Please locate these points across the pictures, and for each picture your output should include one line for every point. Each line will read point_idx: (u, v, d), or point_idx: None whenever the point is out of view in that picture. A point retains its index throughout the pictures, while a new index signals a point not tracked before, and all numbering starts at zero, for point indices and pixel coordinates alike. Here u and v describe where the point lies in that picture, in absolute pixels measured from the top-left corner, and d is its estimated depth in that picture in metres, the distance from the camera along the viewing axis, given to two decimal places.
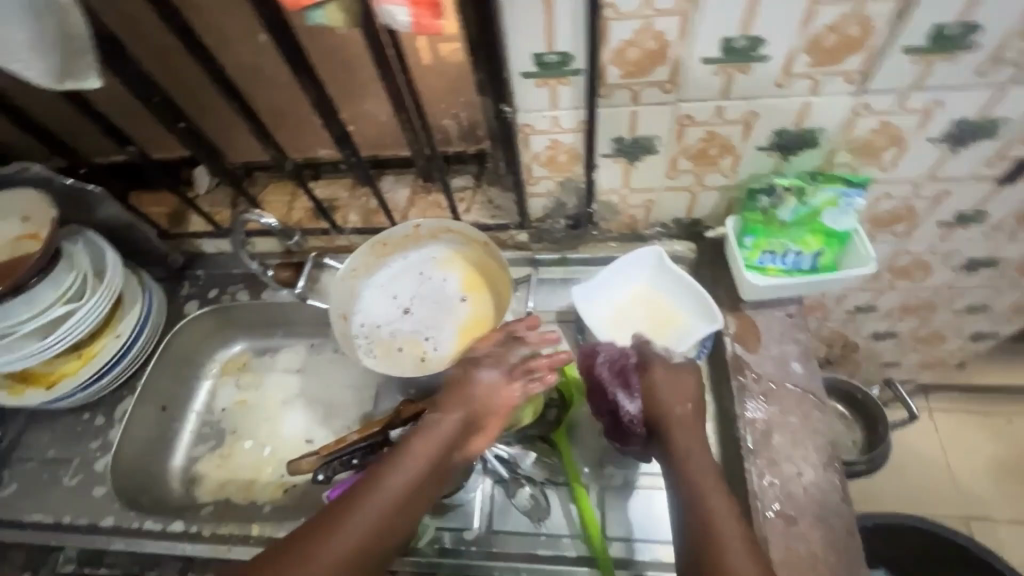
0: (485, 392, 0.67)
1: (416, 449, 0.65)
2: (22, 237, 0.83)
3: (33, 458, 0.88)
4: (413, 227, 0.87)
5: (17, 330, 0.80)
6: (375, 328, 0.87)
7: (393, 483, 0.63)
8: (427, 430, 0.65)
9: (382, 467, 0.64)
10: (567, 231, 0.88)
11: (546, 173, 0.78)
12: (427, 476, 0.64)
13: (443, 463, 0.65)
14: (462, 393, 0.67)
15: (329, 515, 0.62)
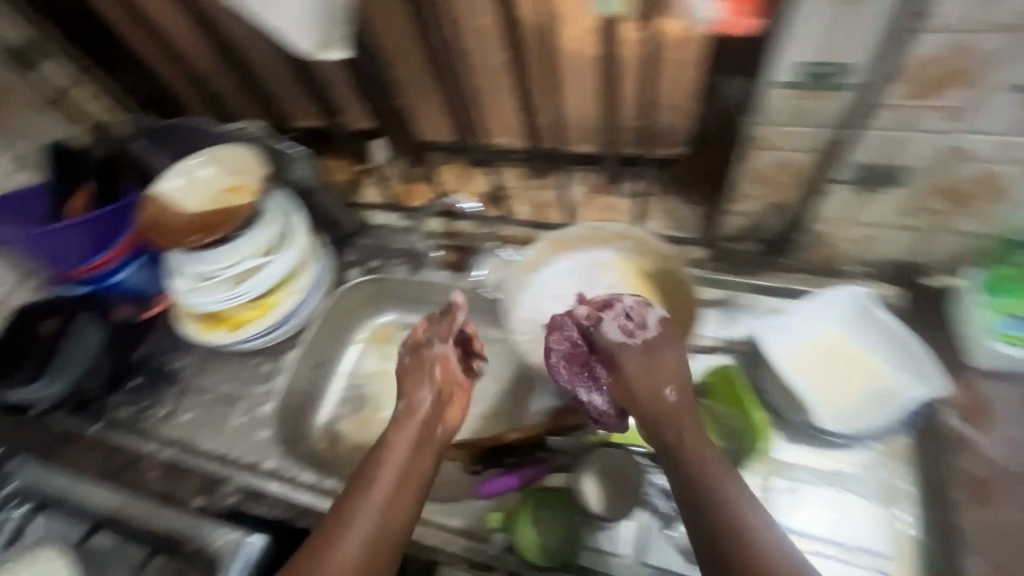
0: (439, 359, 0.74)
1: (394, 450, 0.68)
2: (228, 188, 0.89)
3: (209, 391, 0.96)
4: (591, 228, 0.84)
5: (218, 276, 0.87)
6: (535, 326, 0.84)
7: (376, 490, 0.65)
8: (399, 427, 0.69)
9: (367, 475, 0.66)
10: (755, 255, 0.81)
11: (758, 192, 0.72)
12: (408, 469, 0.67)
13: (419, 448, 0.69)
14: (421, 369, 0.73)
15: (323, 541, 0.62)
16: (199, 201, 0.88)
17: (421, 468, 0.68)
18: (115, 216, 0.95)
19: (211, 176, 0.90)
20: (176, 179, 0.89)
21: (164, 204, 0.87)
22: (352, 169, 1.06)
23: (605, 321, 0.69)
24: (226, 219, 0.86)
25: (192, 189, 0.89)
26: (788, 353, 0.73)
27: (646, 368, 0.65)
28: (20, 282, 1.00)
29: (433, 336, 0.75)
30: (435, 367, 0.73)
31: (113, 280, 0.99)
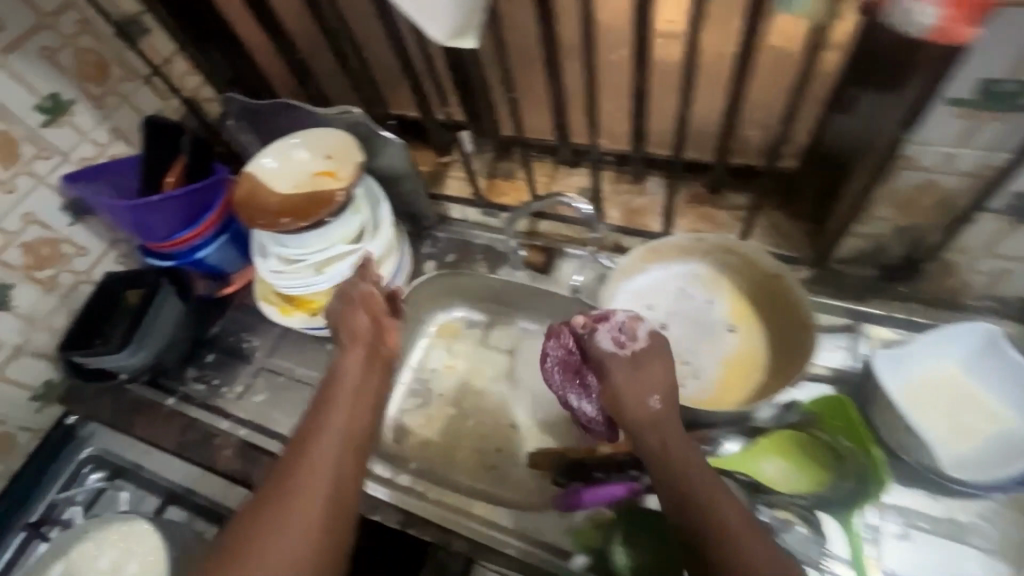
0: (365, 294, 0.79)
1: (342, 366, 0.74)
2: (321, 174, 0.89)
3: (284, 372, 0.96)
4: (696, 239, 0.78)
5: (303, 260, 0.88)
6: None
7: (336, 407, 0.70)
8: (345, 350, 0.76)
9: (324, 396, 0.72)
10: (871, 280, 0.76)
11: (889, 214, 0.67)
12: (361, 382, 0.73)
13: (366, 364, 0.75)
14: (352, 305, 0.78)
15: (295, 460, 0.65)
16: (292, 184, 0.88)
17: (370, 379, 0.74)
18: (202, 191, 0.97)
19: (306, 160, 0.90)
20: (273, 159, 0.89)
21: (258, 183, 0.88)
22: (436, 161, 1.05)
23: (600, 331, 0.69)
24: (317, 203, 0.85)
25: (287, 172, 0.89)
26: (901, 388, 0.69)
27: (631, 377, 0.65)
28: (108, 250, 1.02)
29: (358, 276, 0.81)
30: (361, 300, 0.79)
31: (196, 256, 1.00)
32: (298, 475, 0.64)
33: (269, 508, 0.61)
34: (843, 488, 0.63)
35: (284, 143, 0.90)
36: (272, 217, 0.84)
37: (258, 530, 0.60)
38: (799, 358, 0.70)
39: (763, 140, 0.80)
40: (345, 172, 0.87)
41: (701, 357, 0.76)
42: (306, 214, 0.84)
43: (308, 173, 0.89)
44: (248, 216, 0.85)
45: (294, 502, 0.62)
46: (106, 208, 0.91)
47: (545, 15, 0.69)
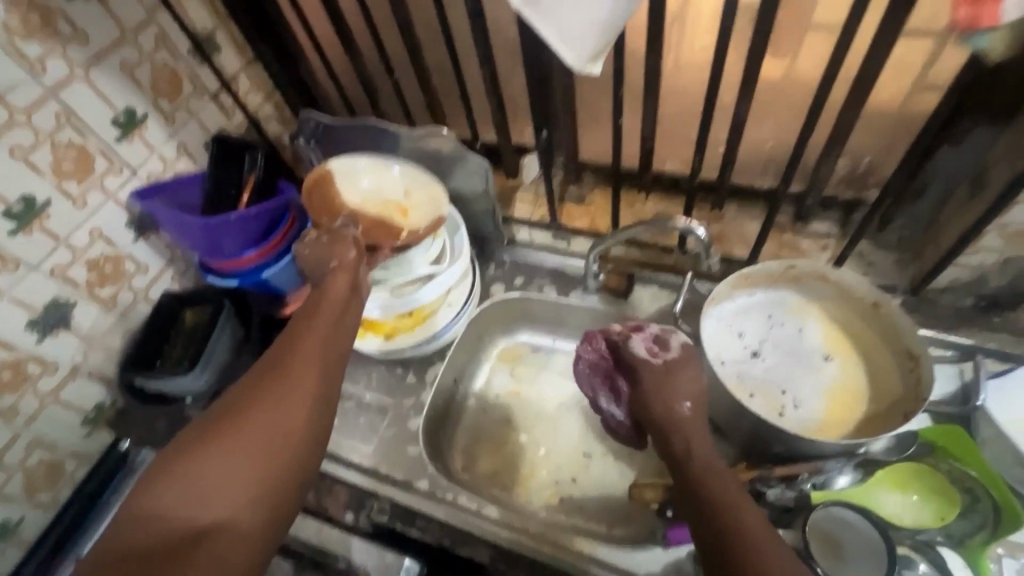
0: (353, 240, 0.76)
1: (329, 289, 0.71)
2: (395, 204, 0.88)
3: (352, 398, 0.92)
4: (789, 266, 0.77)
5: (385, 282, 0.87)
6: (720, 364, 0.77)
7: (317, 324, 0.68)
8: (332, 277, 0.73)
9: (305, 313, 0.69)
10: (966, 311, 0.76)
11: (998, 245, 0.67)
12: (345, 307, 0.71)
13: (352, 294, 0.73)
14: (335, 245, 0.75)
15: (271, 371, 0.62)
16: (361, 200, 0.87)
17: (355, 309, 0.72)
18: (273, 209, 0.94)
19: (385, 183, 0.88)
20: (353, 170, 0.87)
21: (329, 182, 0.86)
22: (504, 183, 1.05)
23: (634, 338, 0.72)
24: (384, 230, 0.85)
25: (360, 189, 0.88)
26: (1011, 416, 0.69)
27: (661, 385, 0.67)
28: (165, 267, 0.98)
29: (347, 223, 0.79)
30: (351, 243, 0.76)
31: (261, 276, 0.98)
32: (270, 381, 0.61)
33: (240, 409, 0.58)
34: (975, 520, 0.63)
35: (375, 160, 0.87)
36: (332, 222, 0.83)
37: (226, 422, 0.57)
38: (912, 395, 0.70)
39: (852, 170, 0.81)
40: (418, 217, 0.87)
41: (802, 387, 0.75)
42: (374, 236, 0.84)
43: (381, 198, 0.88)
44: (313, 211, 0.85)
45: (264, 403, 0.59)
46: (175, 224, 0.89)
47: (657, 44, 0.70)
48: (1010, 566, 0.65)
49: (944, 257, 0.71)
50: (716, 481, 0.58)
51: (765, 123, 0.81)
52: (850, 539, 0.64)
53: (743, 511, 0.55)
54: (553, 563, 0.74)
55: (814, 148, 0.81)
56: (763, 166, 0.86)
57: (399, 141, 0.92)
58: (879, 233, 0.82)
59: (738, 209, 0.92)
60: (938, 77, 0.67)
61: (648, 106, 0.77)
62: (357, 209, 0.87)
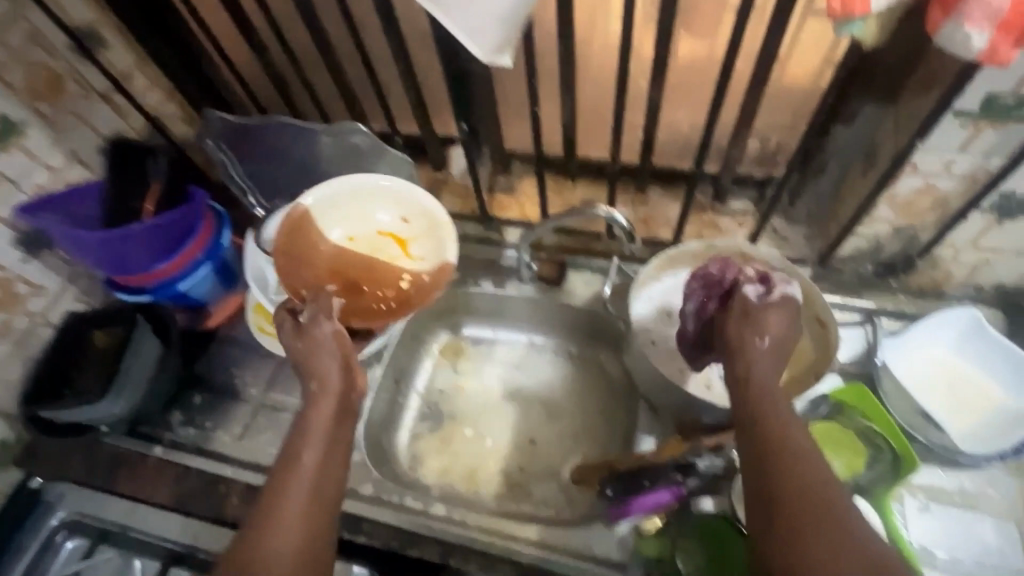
0: (334, 337, 0.64)
1: (314, 420, 0.60)
2: (390, 235, 0.82)
3: (288, 409, 0.89)
4: (706, 246, 0.80)
5: None
6: (650, 344, 0.80)
7: (301, 473, 0.56)
8: (316, 404, 0.60)
9: (290, 452, 0.58)
10: (867, 276, 0.82)
11: (890, 215, 0.73)
12: (334, 438, 0.60)
13: (342, 418, 0.61)
14: (316, 355, 0.62)
15: (251, 537, 0.52)
16: (352, 235, 0.81)
17: (347, 436, 0.61)
18: (182, 216, 0.88)
19: (376, 213, 0.82)
20: (337, 202, 0.80)
21: (310, 228, 0.79)
22: (432, 176, 1.03)
23: (744, 278, 0.63)
24: (381, 276, 0.81)
25: (351, 220, 0.81)
26: (906, 371, 0.76)
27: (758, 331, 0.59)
28: (66, 287, 0.91)
29: (318, 313, 0.65)
30: (333, 345, 0.63)
31: (177, 288, 0.91)
32: (253, 557, 0.51)
33: None
34: (879, 467, 0.68)
35: (360, 196, 0.80)
36: (320, 281, 0.77)
37: None
38: (819, 358, 0.75)
39: (762, 149, 0.85)
40: (420, 252, 0.82)
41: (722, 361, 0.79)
42: (371, 287, 0.80)
43: (374, 228, 0.82)
44: (294, 265, 0.77)
45: None
46: (65, 239, 0.81)
47: (566, 32, 0.70)
48: (912, 508, 0.71)
49: (845, 229, 0.77)
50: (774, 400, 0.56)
51: (679, 107, 0.84)
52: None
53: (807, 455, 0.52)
54: (502, 554, 0.75)
55: (725, 130, 0.84)
56: (682, 148, 0.89)
57: (316, 139, 0.89)
58: (790, 208, 0.87)
59: (662, 191, 0.95)
60: (827, 58, 0.72)
61: (565, 94, 0.78)
62: (348, 248, 0.81)
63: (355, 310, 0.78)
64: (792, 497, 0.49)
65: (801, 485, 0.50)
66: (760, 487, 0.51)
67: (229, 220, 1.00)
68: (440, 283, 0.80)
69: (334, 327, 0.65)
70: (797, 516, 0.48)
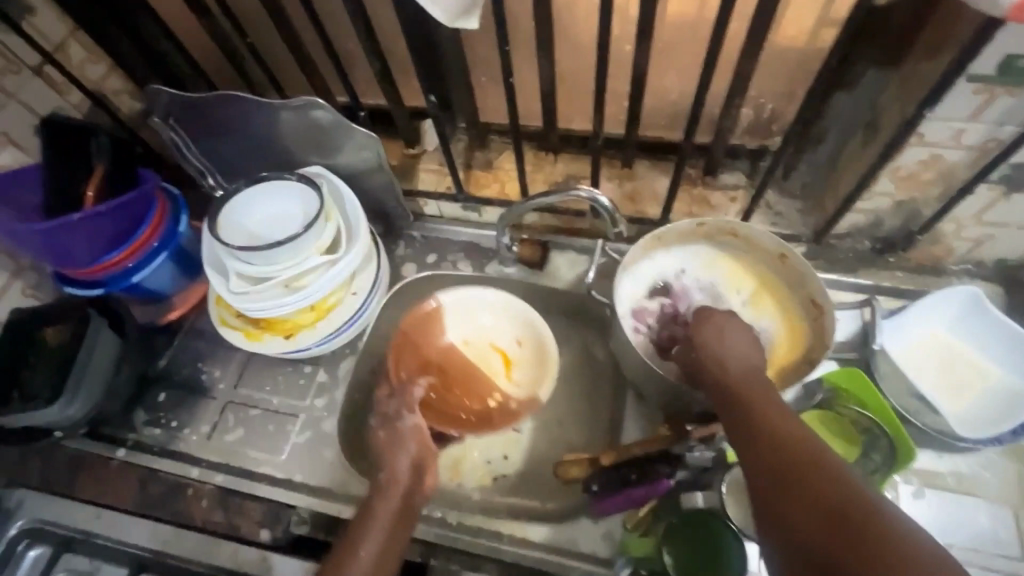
0: (414, 431, 0.72)
1: (376, 517, 0.64)
2: (501, 352, 0.83)
3: (258, 405, 0.84)
4: (697, 223, 0.75)
5: (273, 277, 0.77)
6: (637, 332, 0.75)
7: (355, 564, 0.60)
8: (383, 496, 0.66)
9: (349, 544, 0.62)
10: (864, 253, 0.78)
11: (891, 189, 0.68)
12: (392, 533, 0.64)
13: (404, 514, 0.66)
14: (396, 443, 0.70)
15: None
16: (467, 340, 0.83)
17: (405, 534, 0.65)
18: (131, 202, 0.81)
19: (494, 324, 0.83)
20: (468, 306, 0.83)
21: (429, 323, 0.82)
22: (404, 153, 0.96)
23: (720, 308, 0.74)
24: (474, 387, 0.81)
25: (470, 326, 0.84)
26: (900, 352, 0.73)
27: (717, 335, 0.65)
28: (12, 281, 0.85)
29: (402, 409, 0.74)
30: (410, 439, 0.71)
31: (131, 280, 0.85)
32: None
33: None
34: (871, 455, 0.65)
35: (481, 301, 0.82)
36: (420, 375, 0.80)
37: None
38: (817, 343, 0.71)
39: (755, 119, 0.79)
40: (521, 378, 0.81)
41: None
42: (474, 400, 0.80)
43: (489, 340, 0.83)
44: (402, 354, 0.80)
45: None
46: (6, 234, 0.75)
47: None
48: (906, 497, 0.69)
49: (843, 204, 0.72)
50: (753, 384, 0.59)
51: (667, 73, 0.77)
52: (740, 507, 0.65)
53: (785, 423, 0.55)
54: (485, 553, 0.73)
55: (716, 98, 0.78)
56: (670, 119, 0.83)
57: (273, 115, 0.80)
58: (784, 181, 0.82)
59: (649, 165, 0.89)
60: (831, 14, 0.66)
61: (543, 61, 0.71)
62: (459, 350, 0.83)
63: (438, 416, 0.79)
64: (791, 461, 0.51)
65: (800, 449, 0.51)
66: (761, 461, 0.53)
67: (187, 204, 0.93)
68: (525, 416, 0.78)
69: (415, 423, 0.72)
70: (805, 476, 0.49)
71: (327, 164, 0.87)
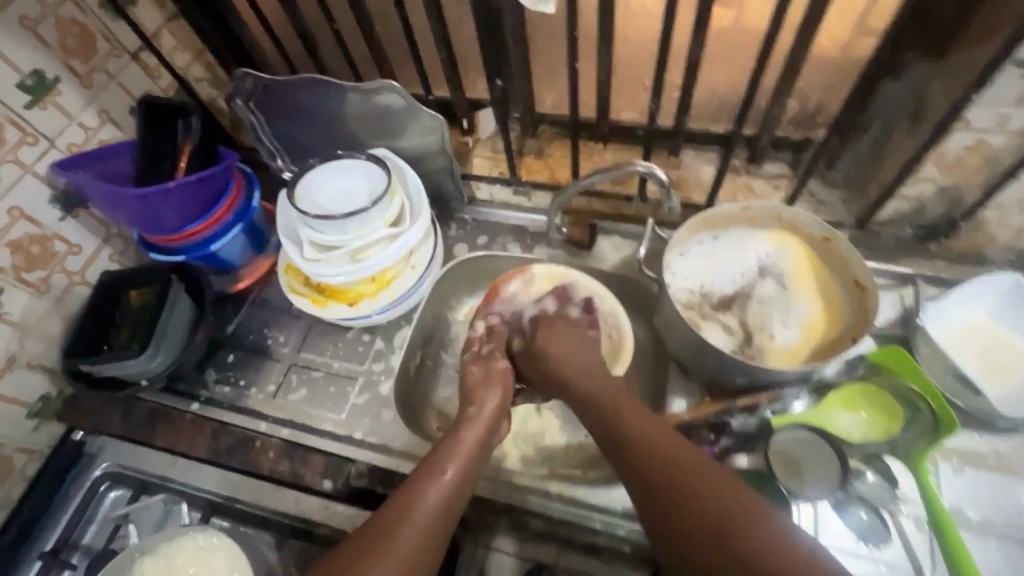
0: (503, 373, 0.83)
1: (460, 445, 0.73)
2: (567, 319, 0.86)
3: (319, 368, 0.90)
4: (745, 206, 0.79)
5: (342, 247, 0.84)
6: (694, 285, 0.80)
7: (440, 481, 0.69)
8: (467, 427, 0.75)
9: (435, 464, 0.70)
10: (906, 240, 0.81)
11: (935, 175, 0.71)
12: (472, 461, 0.72)
13: (483, 448, 0.75)
14: (488, 380, 0.81)
15: (391, 520, 0.64)
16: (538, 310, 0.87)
17: (480, 463, 0.74)
18: (216, 176, 0.89)
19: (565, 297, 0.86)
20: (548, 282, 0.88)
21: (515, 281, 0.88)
22: (460, 140, 1.02)
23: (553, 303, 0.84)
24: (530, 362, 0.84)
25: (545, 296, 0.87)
26: (942, 336, 0.75)
27: (557, 342, 0.80)
28: (102, 246, 0.93)
29: (494, 351, 0.85)
30: (499, 380, 0.82)
31: (209, 249, 0.93)
32: (417, 482, 0.68)
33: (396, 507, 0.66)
34: (908, 428, 0.69)
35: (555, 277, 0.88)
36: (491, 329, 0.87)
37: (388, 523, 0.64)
38: (860, 322, 0.74)
39: (800, 111, 0.83)
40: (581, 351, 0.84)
41: (756, 321, 0.77)
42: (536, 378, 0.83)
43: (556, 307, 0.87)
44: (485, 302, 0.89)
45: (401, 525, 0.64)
46: (103, 198, 0.82)
47: None
48: (949, 473, 0.71)
49: (887, 190, 0.75)
50: (640, 429, 0.67)
51: (715, 66, 0.82)
52: (809, 464, 0.68)
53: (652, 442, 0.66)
54: (537, 511, 0.76)
55: (766, 90, 0.82)
56: (717, 110, 0.88)
57: (346, 99, 0.87)
58: (828, 170, 0.85)
59: (694, 155, 0.93)
60: (868, 27, 0.72)
61: (602, 51, 0.76)
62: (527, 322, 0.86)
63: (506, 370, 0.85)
64: (667, 477, 0.62)
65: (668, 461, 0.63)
66: (641, 489, 0.64)
67: (257, 182, 1.01)
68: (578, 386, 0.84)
69: (505, 365, 0.84)
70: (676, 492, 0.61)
71: (391, 147, 0.94)
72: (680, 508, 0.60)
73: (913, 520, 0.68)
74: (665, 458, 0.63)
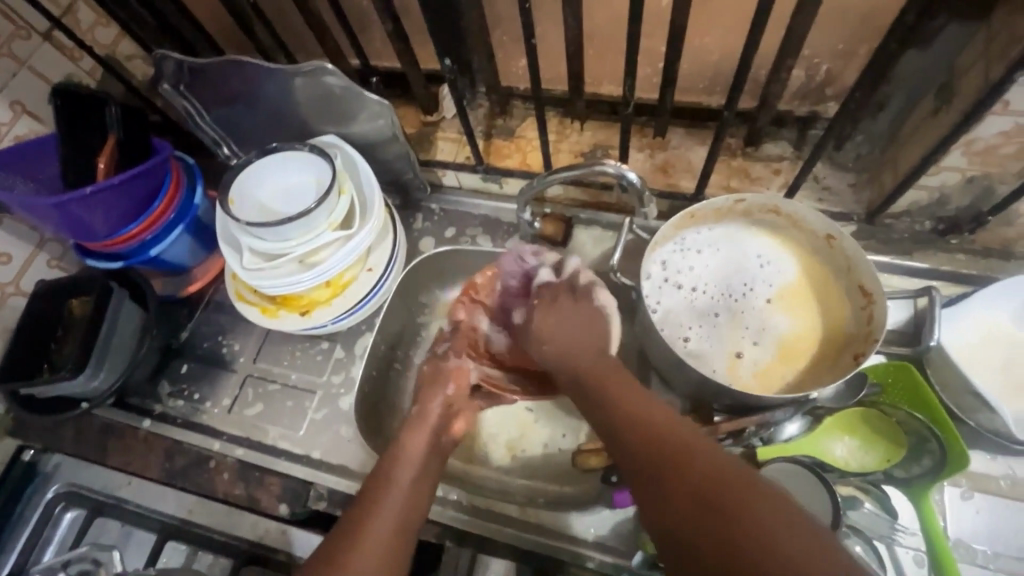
0: (455, 372, 0.75)
1: (411, 446, 0.67)
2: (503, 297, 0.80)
3: (276, 380, 0.84)
4: (737, 200, 0.69)
5: (288, 254, 0.75)
6: (673, 293, 0.71)
7: (395, 487, 0.62)
8: (412, 430, 0.69)
9: (384, 470, 0.64)
10: (923, 235, 0.71)
11: (962, 163, 0.61)
12: (425, 463, 0.66)
13: (435, 450, 0.69)
14: (435, 380, 0.75)
15: (345, 537, 0.57)
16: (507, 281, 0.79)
17: (437, 469, 0.67)
18: (148, 171, 0.79)
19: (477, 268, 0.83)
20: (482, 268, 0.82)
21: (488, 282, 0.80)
22: (422, 121, 0.91)
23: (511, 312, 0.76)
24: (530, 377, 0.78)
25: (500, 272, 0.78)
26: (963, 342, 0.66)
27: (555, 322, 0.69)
28: (37, 252, 0.86)
29: (449, 350, 0.78)
30: (449, 377, 0.75)
31: (150, 254, 0.84)
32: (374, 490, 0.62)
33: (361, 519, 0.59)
34: (913, 459, 0.61)
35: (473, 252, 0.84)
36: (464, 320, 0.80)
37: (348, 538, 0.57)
38: (865, 331, 0.65)
39: (806, 83, 0.71)
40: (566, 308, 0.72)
41: (720, 348, 0.69)
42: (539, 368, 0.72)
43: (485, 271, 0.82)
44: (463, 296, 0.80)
45: (366, 539, 0.56)
46: (21, 207, 0.73)
47: None
48: (956, 501, 0.64)
49: (903, 182, 0.64)
50: (632, 417, 0.58)
51: (705, 31, 0.70)
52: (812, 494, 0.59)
53: (645, 422, 0.57)
54: (504, 539, 0.71)
55: (766, 60, 0.70)
56: (709, 82, 0.76)
57: (284, 81, 0.76)
58: (836, 152, 0.74)
59: (684, 134, 0.82)
60: None
61: (566, 20, 0.65)
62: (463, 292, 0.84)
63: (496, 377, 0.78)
64: (664, 461, 0.52)
65: (663, 444, 0.54)
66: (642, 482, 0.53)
67: (201, 175, 0.92)
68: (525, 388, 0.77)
69: (459, 364, 0.76)
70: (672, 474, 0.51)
71: (341, 133, 0.83)
72: (677, 498, 0.49)
73: (911, 553, 0.61)
74: (655, 436, 0.55)
